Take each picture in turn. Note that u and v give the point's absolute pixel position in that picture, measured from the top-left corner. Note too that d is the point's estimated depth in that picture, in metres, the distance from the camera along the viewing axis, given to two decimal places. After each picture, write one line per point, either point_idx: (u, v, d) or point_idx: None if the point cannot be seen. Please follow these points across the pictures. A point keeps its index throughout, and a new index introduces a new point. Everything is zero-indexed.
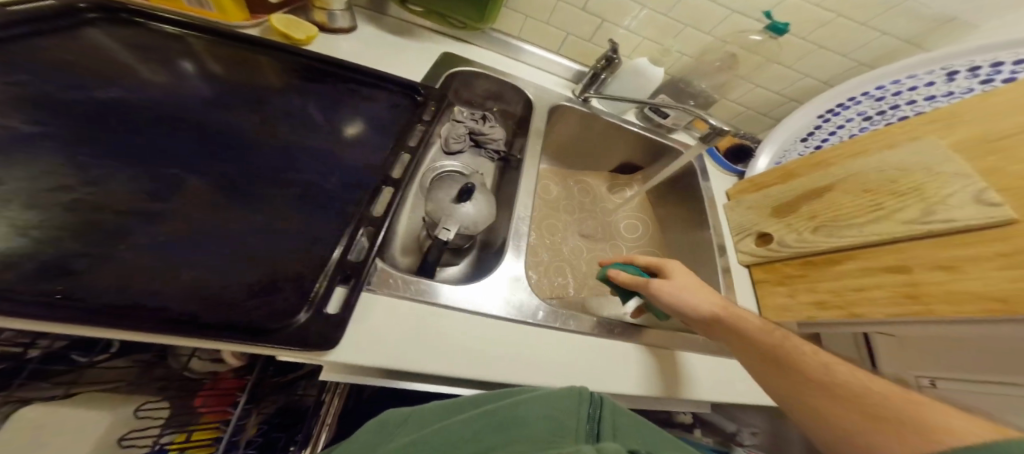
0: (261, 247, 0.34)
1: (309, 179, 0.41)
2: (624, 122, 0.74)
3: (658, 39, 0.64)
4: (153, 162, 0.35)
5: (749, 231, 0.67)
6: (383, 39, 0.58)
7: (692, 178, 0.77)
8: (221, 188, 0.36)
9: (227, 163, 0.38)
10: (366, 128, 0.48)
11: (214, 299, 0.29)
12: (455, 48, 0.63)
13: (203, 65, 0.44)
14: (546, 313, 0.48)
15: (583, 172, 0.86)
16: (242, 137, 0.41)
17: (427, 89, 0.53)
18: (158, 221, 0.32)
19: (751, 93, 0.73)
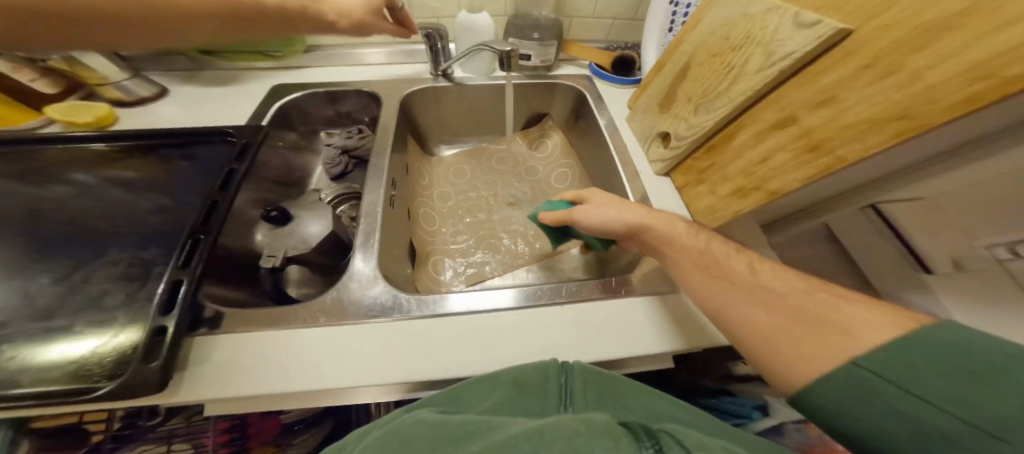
0: (95, 316, 0.36)
1: (130, 240, 0.43)
2: (494, 79, 0.72)
3: None
4: None
5: (653, 136, 0.61)
6: (203, 91, 0.63)
7: (586, 106, 0.71)
8: (45, 271, 0.39)
9: (55, 250, 0.41)
10: (190, 178, 0.50)
11: (48, 374, 0.32)
12: (284, 77, 0.67)
13: (23, 164, 0.48)
14: (425, 304, 0.46)
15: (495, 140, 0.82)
16: (60, 222, 0.44)
17: (238, 129, 0.56)
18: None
19: (598, 5, 0.68)
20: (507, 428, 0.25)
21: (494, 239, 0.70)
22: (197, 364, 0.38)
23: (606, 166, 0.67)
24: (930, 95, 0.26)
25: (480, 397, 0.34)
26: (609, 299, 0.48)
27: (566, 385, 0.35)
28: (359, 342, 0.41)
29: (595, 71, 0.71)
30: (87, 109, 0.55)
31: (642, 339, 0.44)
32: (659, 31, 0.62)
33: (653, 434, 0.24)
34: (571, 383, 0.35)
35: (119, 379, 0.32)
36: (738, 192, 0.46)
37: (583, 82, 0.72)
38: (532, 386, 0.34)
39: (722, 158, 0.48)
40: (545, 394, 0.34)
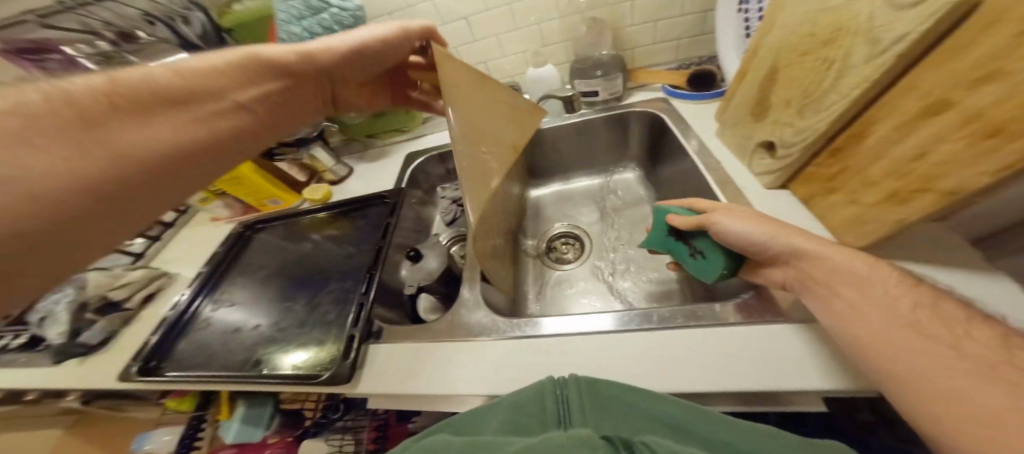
0: (324, 331, 0.58)
1: (341, 283, 0.66)
2: (569, 119, 0.74)
3: (528, 51, 0.71)
4: (274, 302, 0.65)
5: (754, 146, 0.52)
6: (366, 167, 0.87)
7: (665, 130, 0.67)
8: (303, 301, 0.64)
9: (306, 289, 0.67)
10: (367, 235, 0.73)
11: (307, 365, 0.53)
12: (411, 146, 0.86)
13: (292, 232, 0.78)
14: (530, 327, 0.50)
15: (585, 175, 0.82)
16: (308, 270, 0.70)
17: (391, 192, 0.77)
18: (281, 331, 0.59)
19: (657, 32, 0.66)
20: (502, 447, 0.26)
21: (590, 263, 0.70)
22: (368, 366, 0.52)
23: (699, 188, 0.59)
24: None
25: (485, 419, 0.36)
26: (726, 328, 0.42)
27: (563, 398, 0.37)
28: (482, 358, 0.49)
29: (670, 92, 0.67)
30: (317, 189, 0.81)
31: (790, 377, 0.36)
32: (734, 39, 0.56)
33: (632, 446, 0.26)
34: (569, 397, 0.36)
35: (332, 369, 0.50)
36: (895, 197, 0.34)
37: (659, 105, 0.68)
38: (524, 406, 0.36)
39: (847, 159, 0.39)
40: (536, 416, 0.35)
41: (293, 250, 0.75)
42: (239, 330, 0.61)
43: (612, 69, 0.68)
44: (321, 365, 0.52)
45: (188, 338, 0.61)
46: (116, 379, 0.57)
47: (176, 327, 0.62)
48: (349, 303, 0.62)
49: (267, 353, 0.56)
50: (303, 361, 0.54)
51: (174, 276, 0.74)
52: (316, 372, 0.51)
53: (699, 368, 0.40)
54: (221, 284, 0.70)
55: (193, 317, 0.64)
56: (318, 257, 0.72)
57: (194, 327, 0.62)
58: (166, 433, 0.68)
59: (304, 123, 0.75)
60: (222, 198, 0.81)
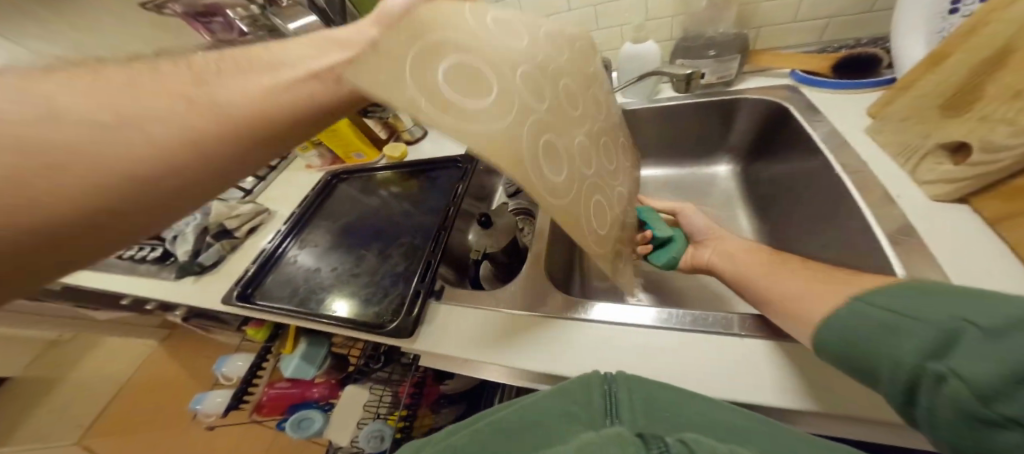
0: (389, 283, 0.60)
1: (408, 239, 0.68)
2: (662, 101, 0.64)
3: (632, 19, 0.61)
4: (350, 247, 0.69)
5: (926, 150, 0.39)
6: (441, 133, 0.87)
7: (789, 123, 0.54)
8: (373, 251, 0.67)
9: (378, 239, 0.70)
10: (436, 196, 0.74)
11: (372, 313, 0.56)
12: None
13: (371, 184, 0.83)
14: (589, 310, 0.47)
15: (672, 165, 0.72)
16: (381, 221, 0.73)
17: (465, 157, 0.77)
18: (353, 277, 0.63)
19: (810, 3, 0.52)
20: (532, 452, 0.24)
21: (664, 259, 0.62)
22: (428, 323, 0.53)
23: (823, 195, 0.47)
24: None
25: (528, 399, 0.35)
26: (796, 348, 0.36)
27: (613, 395, 0.32)
28: (530, 331, 0.47)
29: (803, 79, 0.54)
30: (396, 147, 0.85)
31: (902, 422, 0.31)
32: (930, 15, 0.42)
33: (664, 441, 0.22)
34: (617, 395, 0.32)
35: (398, 320, 0.52)
36: None
37: (784, 92, 0.55)
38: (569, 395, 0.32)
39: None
40: (579, 409, 0.31)
41: (367, 204, 0.78)
42: (318, 272, 0.66)
43: (735, 44, 0.57)
44: (388, 314, 0.55)
45: (276, 272, 0.67)
46: (221, 301, 0.64)
47: (268, 260, 0.68)
48: (417, 259, 0.63)
49: (339, 296, 0.60)
50: (371, 310, 0.56)
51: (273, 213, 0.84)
52: (384, 321, 0.53)
53: (764, 384, 0.35)
54: (307, 225, 0.76)
55: (281, 256, 0.70)
56: (389, 210, 0.75)
57: (283, 263, 0.68)
58: (240, 358, 0.82)
59: None
60: (317, 148, 0.90)
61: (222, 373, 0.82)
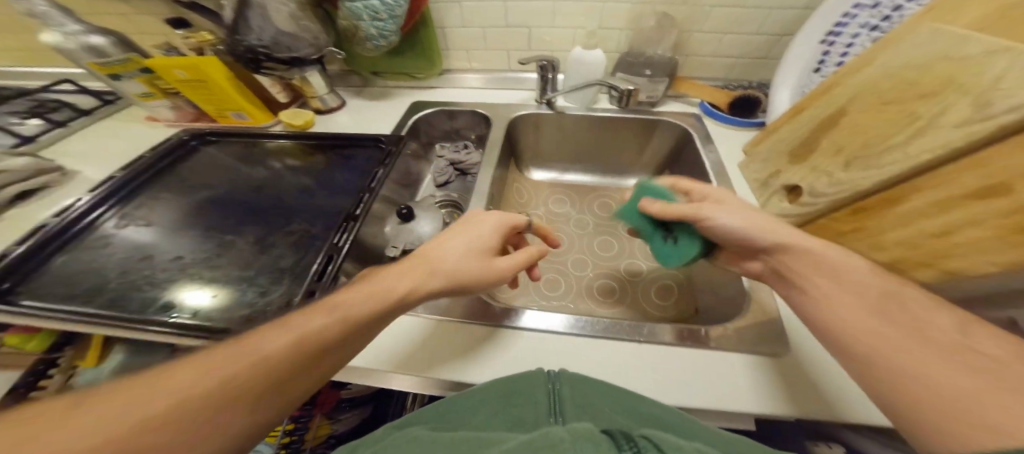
0: (267, 275, 0.49)
1: (304, 228, 0.56)
2: (595, 112, 0.68)
3: (582, 23, 0.63)
4: (219, 230, 0.56)
5: (775, 186, 0.50)
6: (364, 105, 0.74)
7: (693, 147, 0.62)
8: (244, 239, 0.54)
9: (257, 224, 0.57)
10: (346, 180, 0.62)
11: (227, 311, 0.44)
12: (421, 94, 0.74)
13: (257, 156, 0.68)
14: (509, 315, 0.46)
15: (602, 182, 0.76)
16: (264, 204, 0.60)
17: (389, 136, 0.65)
18: (215, 267, 0.50)
19: (725, 43, 0.63)
20: (494, 445, 0.20)
21: (576, 254, 0.67)
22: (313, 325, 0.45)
23: None
24: None
25: (472, 411, 0.31)
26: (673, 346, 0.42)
27: (556, 395, 0.32)
28: (437, 339, 0.44)
29: (709, 111, 0.64)
30: (299, 114, 0.71)
31: (746, 396, 0.37)
32: (804, 69, 0.55)
33: (633, 438, 0.19)
34: (561, 391, 0.32)
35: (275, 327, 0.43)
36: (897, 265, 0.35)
37: (690, 120, 0.64)
38: (517, 403, 0.31)
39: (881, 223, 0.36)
40: (529, 412, 0.29)
41: (250, 177, 0.64)
42: (150, 256, 0.52)
43: (663, 71, 0.65)
44: (242, 323, 0.42)
45: (67, 256, 0.52)
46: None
47: (60, 248, 0.53)
48: (313, 255, 0.51)
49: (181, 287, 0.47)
50: (224, 308, 0.44)
51: (71, 174, 0.65)
52: (242, 328, 0.42)
53: (647, 375, 0.40)
54: (128, 199, 0.60)
55: (89, 227, 0.56)
56: (274, 192, 0.62)
57: (85, 240, 0.54)
58: None
59: (305, 42, 0.59)
60: (172, 99, 0.70)
61: None
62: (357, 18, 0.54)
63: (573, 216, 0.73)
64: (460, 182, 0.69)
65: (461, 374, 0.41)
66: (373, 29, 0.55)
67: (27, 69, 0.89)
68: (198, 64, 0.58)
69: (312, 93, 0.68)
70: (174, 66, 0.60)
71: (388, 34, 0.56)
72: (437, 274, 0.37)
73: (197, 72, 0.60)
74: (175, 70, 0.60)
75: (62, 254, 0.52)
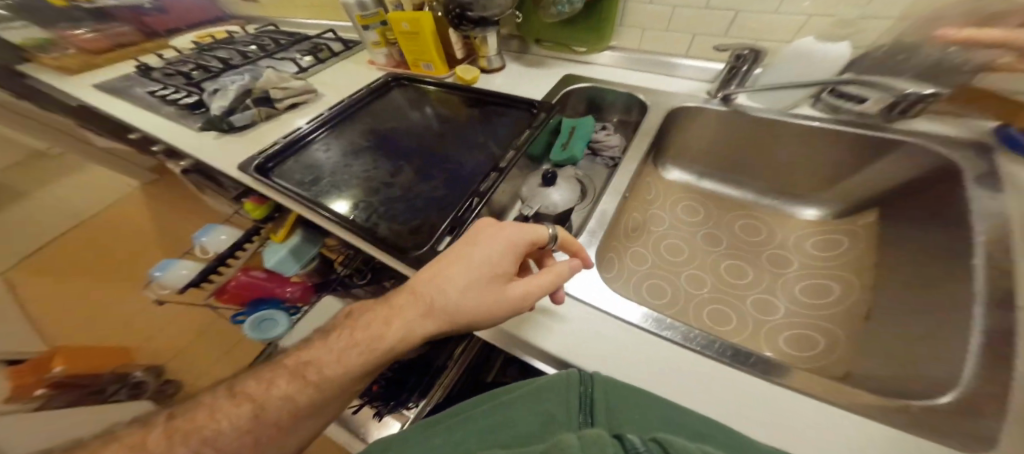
0: (416, 203, 0.58)
1: (453, 170, 0.63)
2: (790, 116, 0.53)
3: (828, 9, 0.50)
4: (392, 159, 0.68)
5: None
6: (525, 71, 0.76)
7: (938, 192, 0.44)
8: (410, 170, 0.65)
9: (418, 159, 0.67)
10: (495, 138, 0.67)
11: (389, 225, 0.54)
12: (576, 69, 0.72)
13: (429, 105, 0.80)
14: (601, 295, 0.41)
15: (757, 206, 0.62)
16: (428, 145, 0.70)
17: (542, 102, 0.67)
18: (386, 187, 0.62)
19: None
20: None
21: (693, 269, 0.55)
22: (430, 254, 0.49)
23: (929, 284, 0.40)
24: None
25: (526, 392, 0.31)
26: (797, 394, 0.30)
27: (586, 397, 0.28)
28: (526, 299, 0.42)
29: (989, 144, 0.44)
30: (469, 70, 0.77)
31: None
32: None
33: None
34: (591, 395, 0.28)
35: (422, 250, 0.49)
36: None
37: (953, 152, 0.44)
38: (547, 398, 0.28)
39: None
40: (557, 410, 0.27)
41: (422, 122, 0.77)
42: (348, 167, 0.68)
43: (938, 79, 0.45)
44: (393, 237, 0.52)
45: (297, 158, 0.72)
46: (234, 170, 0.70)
47: (297, 152, 0.73)
48: (458, 198, 0.57)
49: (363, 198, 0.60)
50: (384, 223, 0.55)
51: (319, 97, 0.89)
52: (395, 241, 0.52)
53: (788, 426, 0.28)
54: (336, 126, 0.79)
55: (310, 142, 0.75)
56: (434, 138, 0.72)
57: (307, 149, 0.74)
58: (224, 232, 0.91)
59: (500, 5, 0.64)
60: (390, 48, 0.88)
61: (201, 242, 0.89)
62: None
63: (705, 229, 0.60)
64: (589, 161, 0.66)
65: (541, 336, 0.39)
66: None
67: (311, 21, 1.24)
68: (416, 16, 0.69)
69: (485, 52, 0.74)
70: (403, 19, 0.72)
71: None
72: (504, 314, 0.38)
73: (416, 25, 0.72)
74: (401, 23, 0.73)
75: (297, 155, 0.72)
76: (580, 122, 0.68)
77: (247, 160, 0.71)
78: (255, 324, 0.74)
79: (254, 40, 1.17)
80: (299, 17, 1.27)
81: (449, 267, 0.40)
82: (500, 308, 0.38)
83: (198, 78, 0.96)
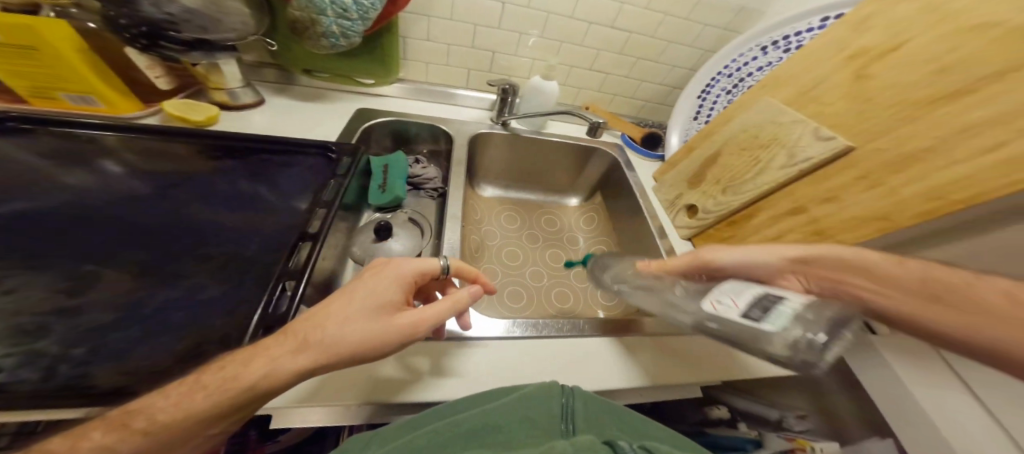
0: (181, 315, 0.38)
1: (233, 251, 0.46)
2: (545, 135, 0.76)
3: (542, 57, 0.72)
4: (76, 264, 0.40)
5: (678, 205, 0.68)
6: (296, 107, 0.64)
7: (619, 172, 0.77)
8: (135, 275, 0.41)
9: (145, 252, 0.43)
10: (287, 194, 0.53)
11: (137, 373, 0.33)
12: (367, 102, 0.68)
13: (122, 160, 0.51)
14: (493, 327, 0.48)
15: (543, 200, 0.85)
16: (163, 224, 0.46)
17: (340, 145, 0.59)
18: (86, 314, 0.36)
19: (641, 88, 0.81)
20: None
21: (531, 267, 0.71)
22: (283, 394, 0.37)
23: (632, 224, 0.72)
24: (910, 205, 0.39)
25: (478, 403, 0.35)
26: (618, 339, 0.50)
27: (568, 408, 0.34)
28: (430, 374, 0.42)
29: (626, 142, 0.81)
30: (197, 108, 0.57)
31: (679, 368, 0.48)
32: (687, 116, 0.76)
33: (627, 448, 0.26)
34: (572, 403, 0.34)
35: None
36: None
37: (615, 149, 0.79)
38: (531, 409, 0.33)
39: None
40: (544, 420, 0.31)
41: (116, 190, 0.48)
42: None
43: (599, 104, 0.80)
44: (161, 385, 0.33)
45: None
46: None
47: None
48: (259, 287, 0.42)
49: (49, 346, 0.34)
50: (105, 367, 0.33)
51: None
52: (153, 385, 0.33)
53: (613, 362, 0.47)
54: None
55: None
56: (170, 214, 0.48)
57: None
58: None
59: (231, 26, 0.49)
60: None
61: None
62: (318, 12, 0.48)
63: (524, 231, 0.77)
64: (413, 197, 0.66)
65: (439, 395, 0.41)
66: (336, 28, 0.50)
67: None
68: (24, 24, 0.43)
69: (218, 84, 0.56)
70: None
71: (352, 35, 0.52)
72: (393, 340, 0.34)
73: (21, 35, 0.45)
74: None
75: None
76: (390, 159, 0.66)
77: None
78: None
79: None
80: None
81: (332, 300, 0.35)
82: (389, 330, 0.34)
83: None
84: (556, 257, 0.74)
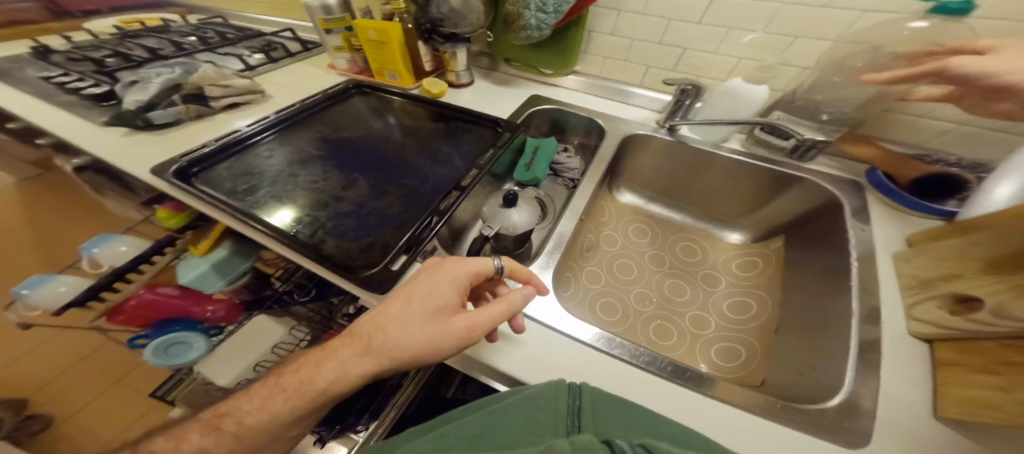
0: (374, 217, 0.57)
1: (413, 183, 0.63)
2: (723, 149, 0.62)
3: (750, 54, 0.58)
4: (347, 169, 0.66)
5: (929, 291, 0.40)
6: (492, 89, 0.79)
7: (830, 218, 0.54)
8: (368, 184, 0.63)
9: (377, 171, 0.66)
10: (459, 153, 0.67)
11: (338, 239, 0.52)
12: (543, 90, 0.76)
13: (389, 115, 0.79)
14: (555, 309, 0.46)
15: (694, 225, 0.70)
16: (392, 157, 0.69)
17: (507, 123, 0.69)
18: (337, 197, 0.60)
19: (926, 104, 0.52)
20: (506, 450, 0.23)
21: (642, 289, 0.61)
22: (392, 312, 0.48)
23: (822, 294, 0.49)
24: None
25: (502, 400, 0.35)
26: (709, 395, 0.37)
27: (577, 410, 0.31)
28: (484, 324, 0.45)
29: (875, 180, 0.54)
30: (436, 84, 0.78)
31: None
32: None
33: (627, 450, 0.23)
34: (582, 405, 0.31)
35: (374, 269, 0.47)
36: None
37: (843, 187, 0.55)
38: (536, 404, 0.31)
39: None
40: (547, 415, 0.30)
41: (378, 132, 0.75)
42: (294, 176, 0.64)
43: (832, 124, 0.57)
44: (344, 256, 0.50)
45: (236, 160, 0.66)
46: (149, 169, 0.62)
47: (237, 152, 0.68)
48: (417, 214, 0.57)
49: (321, 210, 0.57)
50: (328, 230, 0.53)
51: (266, 97, 0.82)
52: (337, 253, 0.50)
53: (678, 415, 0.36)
54: (285, 130, 0.74)
55: (253, 145, 0.70)
56: (394, 150, 0.71)
57: (248, 152, 0.68)
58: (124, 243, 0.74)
59: (470, 22, 0.65)
60: (353, 53, 0.89)
61: (92, 253, 0.72)
62: (524, 7, 0.58)
63: (651, 250, 0.67)
64: (551, 182, 0.70)
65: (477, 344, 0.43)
66: (535, 18, 0.58)
67: (267, 18, 1.18)
68: (386, 27, 0.72)
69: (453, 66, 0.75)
70: (371, 27, 0.74)
71: (546, 26, 0.59)
72: (451, 344, 0.39)
73: (383, 35, 0.74)
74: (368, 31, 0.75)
75: (236, 157, 0.66)
76: (543, 143, 0.71)
77: (165, 161, 0.63)
78: (161, 350, 0.66)
79: (192, 30, 1.05)
80: (254, 10, 1.19)
81: (392, 304, 0.41)
82: (445, 337, 0.39)
83: (114, 67, 0.84)
84: (679, 291, 0.61)
